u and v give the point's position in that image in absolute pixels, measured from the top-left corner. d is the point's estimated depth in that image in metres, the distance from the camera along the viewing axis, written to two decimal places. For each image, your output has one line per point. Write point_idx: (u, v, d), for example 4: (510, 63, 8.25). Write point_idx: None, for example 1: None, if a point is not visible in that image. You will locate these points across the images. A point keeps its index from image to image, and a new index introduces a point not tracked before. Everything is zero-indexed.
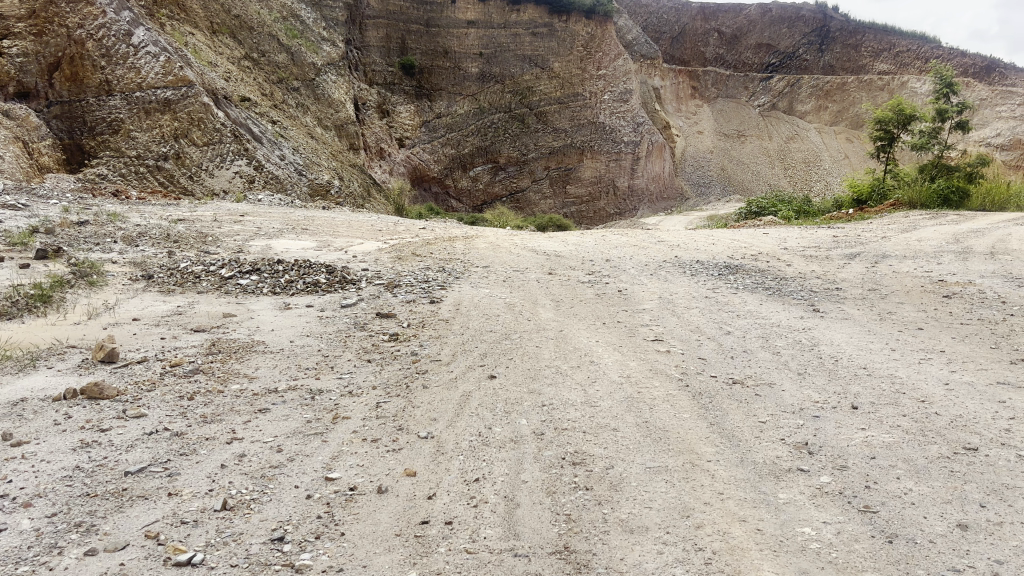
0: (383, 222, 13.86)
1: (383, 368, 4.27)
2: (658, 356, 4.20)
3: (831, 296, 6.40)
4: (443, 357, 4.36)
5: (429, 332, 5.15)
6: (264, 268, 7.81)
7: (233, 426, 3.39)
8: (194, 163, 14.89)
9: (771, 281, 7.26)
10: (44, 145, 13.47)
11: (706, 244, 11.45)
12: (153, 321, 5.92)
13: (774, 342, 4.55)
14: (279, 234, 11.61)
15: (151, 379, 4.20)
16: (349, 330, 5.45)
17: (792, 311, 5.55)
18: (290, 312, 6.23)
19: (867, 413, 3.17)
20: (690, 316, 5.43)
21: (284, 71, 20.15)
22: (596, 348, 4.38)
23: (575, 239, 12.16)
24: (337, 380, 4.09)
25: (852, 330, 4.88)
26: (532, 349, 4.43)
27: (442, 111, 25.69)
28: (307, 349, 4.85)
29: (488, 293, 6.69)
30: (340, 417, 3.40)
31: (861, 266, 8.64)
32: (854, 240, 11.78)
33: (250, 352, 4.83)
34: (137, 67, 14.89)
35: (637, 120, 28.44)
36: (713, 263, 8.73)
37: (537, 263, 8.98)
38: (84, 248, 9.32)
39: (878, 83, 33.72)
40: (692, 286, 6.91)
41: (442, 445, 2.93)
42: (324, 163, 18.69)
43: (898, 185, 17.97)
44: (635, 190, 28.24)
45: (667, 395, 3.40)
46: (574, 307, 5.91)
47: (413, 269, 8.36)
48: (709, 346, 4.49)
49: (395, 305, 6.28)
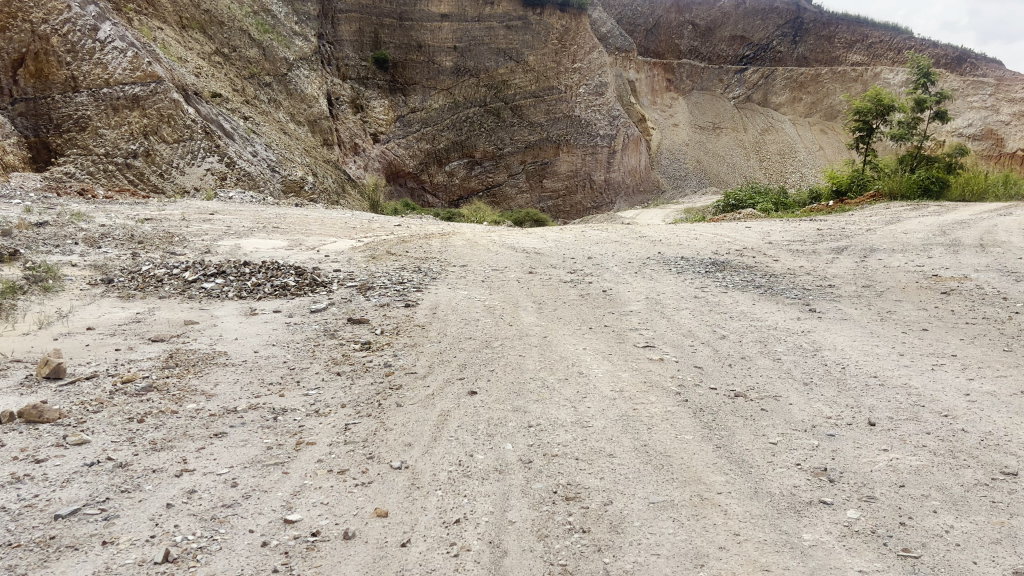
0: (357, 219, 13.52)
1: (354, 382, 3.93)
2: (652, 365, 3.89)
3: (825, 294, 6.13)
4: (419, 370, 4.02)
5: (405, 341, 4.81)
6: (229, 271, 7.43)
7: (184, 455, 3.01)
8: (164, 161, 14.40)
9: (760, 278, 6.99)
10: (10, 142, 12.91)
11: (688, 238, 11.20)
12: (109, 330, 5.52)
13: (773, 347, 4.29)
14: (250, 233, 11.21)
15: (99, 399, 3.79)
16: (319, 338, 5.11)
17: (788, 312, 5.28)
18: (256, 318, 5.86)
19: (887, 431, 2.89)
20: (681, 318, 5.13)
21: (255, 66, 19.67)
22: (584, 358, 4.07)
23: (555, 235, 11.87)
24: (302, 398, 3.73)
25: (853, 332, 4.61)
26: (515, 359, 4.11)
27: (416, 106, 25.30)
28: (272, 362, 4.48)
29: (466, 295, 6.37)
30: (305, 443, 3.05)
31: (849, 261, 8.42)
32: (838, 233, 11.58)
33: (210, 365, 4.44)
34: (103, 63, 14.39)
35: (613, 114, 28.26)
36: (698, 259, 8.45)
37: (517, 261, 8.65)
38: (44, 251, 8.88)
39: (852, 74, 34.17)
40: (679, 285, 6.63)
41: (416, 477, 2.60)
42: (297, 159, 18.27)
43: (878, 176, 17.85)
44: (611, 184, 28.12)
45: (665, 413, 3.10)
46: (557, 310, 5.60)
47: (386, 270, 8.01)
48: (704, 353, 4.20)
49: (368, 310, 5.93)
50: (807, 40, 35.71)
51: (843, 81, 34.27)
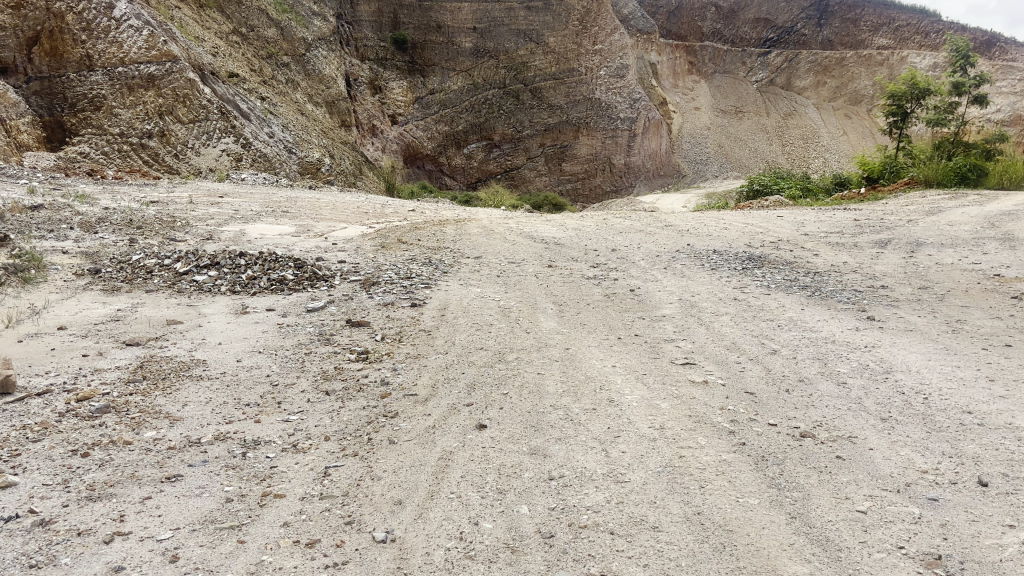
0: (370, 203, 12.92)
1: (344, 408, 3.35)
2: (697, 392, 3.29)
3: (881, 298, 5.47)
4: (421, 392, 3.45)
5: (408, 351, 4.22)
6: (224, 262, 6.82)
7: (124, 509, 2.43)
8: (179, 141, 13.89)
9: (805, 278, 6.32)
10: (24, 122, 12.56)
11: (717, 228, 10.54)
12: (81, 331, 4.97)
13: (836, 367, 3.69)
14: (257, 218, 10.64)
15: (43, 423, 3.19)
16: (311, 345, 4.55)
17: (843, 321, 4.64)
18: (247, 318, 5.29)
19: (1007, 496, 2.26)
20: (722, 328, 4.51)
21: (274, 46, 19.13)
22: (617, 379, 3.47)
23: (574, 222, 11.24)
24: (280, 428, 3.15)
25: (927, 349, 3.96)
26: (533, 379, 3.53)
27: (435, 87, 24.80)
28: (253, 376, 3.91)
29: (479, 294, 5.76)
30: (273, 496, 2.46)
31: (896, 257, 7.75)
32: (877, 224, 10.84)
33: (182, 379, 3.87)
34: (119, 42, 13.87)
35: (634, 96, 26.87)
36: (732, 254, 7.78)
37: (535, 253, 8.05)
38: (37, 236, 8.41)
39: (878, 58, 33.00)
40: (716, 284, 5.98)
41: (404, 558, 2.03)
42: (314, 140, 17.68)
43: (912, 162, 17.04)
44: (631, 167, 26.77)
45: (721, 463, 2.50)
46: (581, 314, 4.98)
47: (394, 262, 7.42)
48: (755, 375, 3.60)
49: (369, 310, 5.36)
50: (832, 23, 34.65)
51: (869, 66, 33.28)
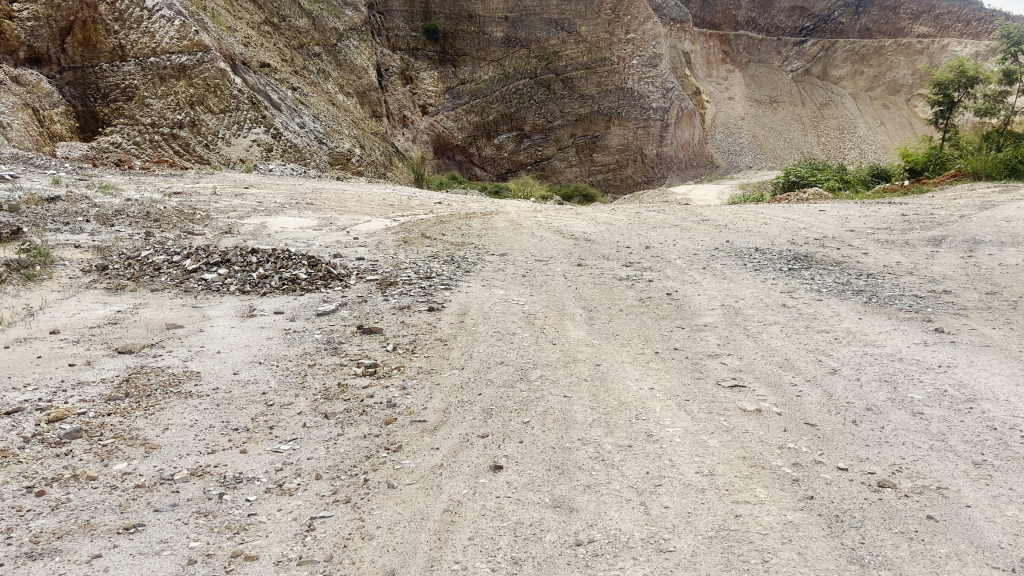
0: (396, 195, 12.53)
1: (342, 436, 2.95)
2: (748, 424, 2.85)
3: (946, 305, 4.94)
4: (431, 417, 3.03)
5: (421, 364, 3.80)
6: (235, 259, 6.42)
7: (66, 572, 2.03)
8: (210, 131, 13.58)
9: (858, 281, 5.80)
10: (57, 112, 12.46)
11: (758, 223, 10.01)
12: (75, 336, 4.61)
13: (909, 393, 3.21)
14: (280, 210, 10.31)
15: (3, 452, 2.79)
16: (317, 355, 4.15)
17: (909, 333, 4.14)
18: (252, 322, 4.90)
19: None
20: (772, 341, 4.04)
21: (305, 36, 18.80)
22: (654, 405, 3.02)
23: (606, 216, 10.71)
24: (267, 461, 2.75)
25: (1011, 370, 3.46)
26: (559, 404, 3.08)
27: (466, 78, 24.43)
28: (248, 394, 3.50)
29: (502, 297, 5.33)
30: (242, 559, 2.07)
31: (954, 256, 7.18)
32: (927, 220, 10.22)
33: (170, 397, 3.47)
34: (151, 32, 13.57)
35: (667, 86, 26.09)
36: (777, 252, 7.27)
37: (564, 250, 7.58)
38: (51, 229, 8.11)
39: (918, 46, 31.99)
40: (762, 288, 5.49)
41: None
42: (345, 131, 17.33)
43: (958, 153, 16.28)
44: (663, 158, 25.99)
45: (786, 527, 2.06)
46: (611, 322, 4.52)
47: (414, 259, 7.01)
48: (814, 401, 3.13)
49: (383, 314, 4.95)
50: (871, 10, 33.41)
51: (908, 54, 32.28)
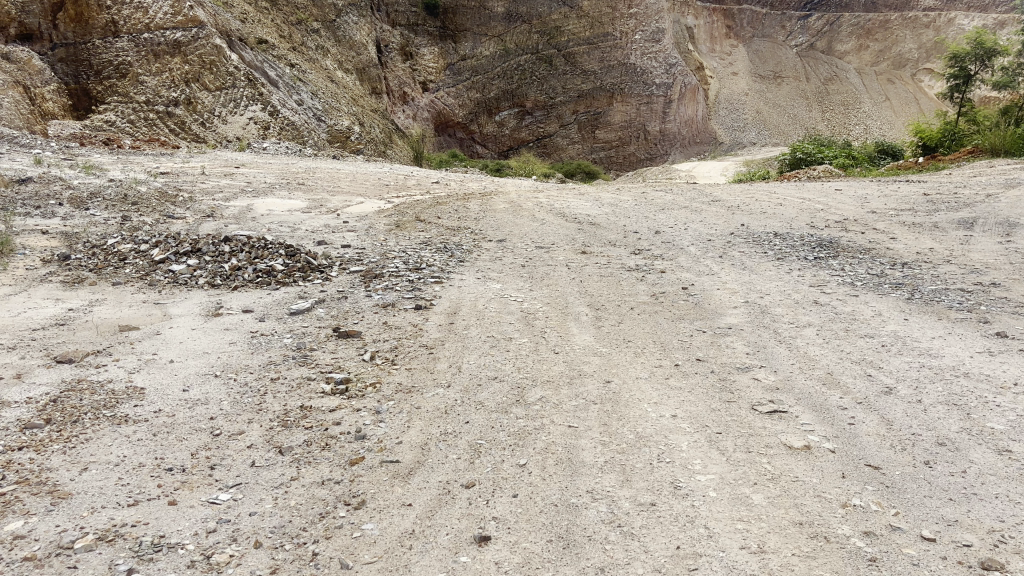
0: (393, 174, 11.92)
1: (297, 481, 2.40)
2: (797, 469, 2.28)
3: (1001, 302, 4.34)
4: (403, 458, 2.47)
5: (399, 381, 3.23)
6: (206, 249, 5.83)
7: None
8: (206, 109, 12.92)
9: (894, 272, 5.23)
10: (49, 90, 11.82)
11: (773, 204, 9.42)
12: (12, 341, 4.04)
13: (987, 420, 2.64)
14: (270, 191, 9.73)
15: None
16: (282, 365, 3.58)
17: (967, 339, 3.57)
18: (216, 323, 4.35)
19: None
20: (810, 349, 3.48)
21: (303, 12, 18.10)
22: (680, 442, 2.46)
23: (612, 197, 10.15)
24: (200, 518, 2.20)
25: None
26: (563, 438, 2.52)
27: (467, 53, 24.02)
28: (193, 419, 2.95)
29: (498, 292, 4.76)
30: None
31: (989, 241, 6.61)
32: (952, 199, 9.60)
33: (100, 424, 2.92)
34: (144, 7, 12.97)
35: (671, 61, 24.70)
36: (798, 237, 6.72)
37: (567, 235, 7.03)
38: (20, 213, 7.56)
39: (925, 19, 31.19)
40: (787, 281, 4.92)
41: None
42: (344, 108, 16.65)
43: (974, 128, 15.58)
44: (667, 134, 24.80)
45: None
46: (620, 326, 3.95)
47: (405, 246, 6.46)
48: (870, 433, 2.56)
49: (363, 314, 4.39)
50: None
51: (915, 27, 31.45)
